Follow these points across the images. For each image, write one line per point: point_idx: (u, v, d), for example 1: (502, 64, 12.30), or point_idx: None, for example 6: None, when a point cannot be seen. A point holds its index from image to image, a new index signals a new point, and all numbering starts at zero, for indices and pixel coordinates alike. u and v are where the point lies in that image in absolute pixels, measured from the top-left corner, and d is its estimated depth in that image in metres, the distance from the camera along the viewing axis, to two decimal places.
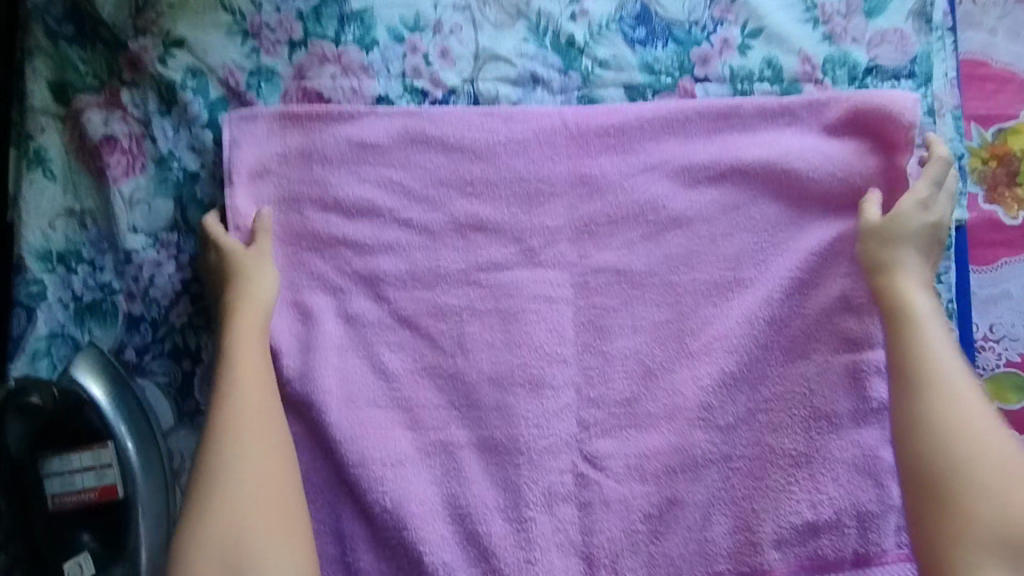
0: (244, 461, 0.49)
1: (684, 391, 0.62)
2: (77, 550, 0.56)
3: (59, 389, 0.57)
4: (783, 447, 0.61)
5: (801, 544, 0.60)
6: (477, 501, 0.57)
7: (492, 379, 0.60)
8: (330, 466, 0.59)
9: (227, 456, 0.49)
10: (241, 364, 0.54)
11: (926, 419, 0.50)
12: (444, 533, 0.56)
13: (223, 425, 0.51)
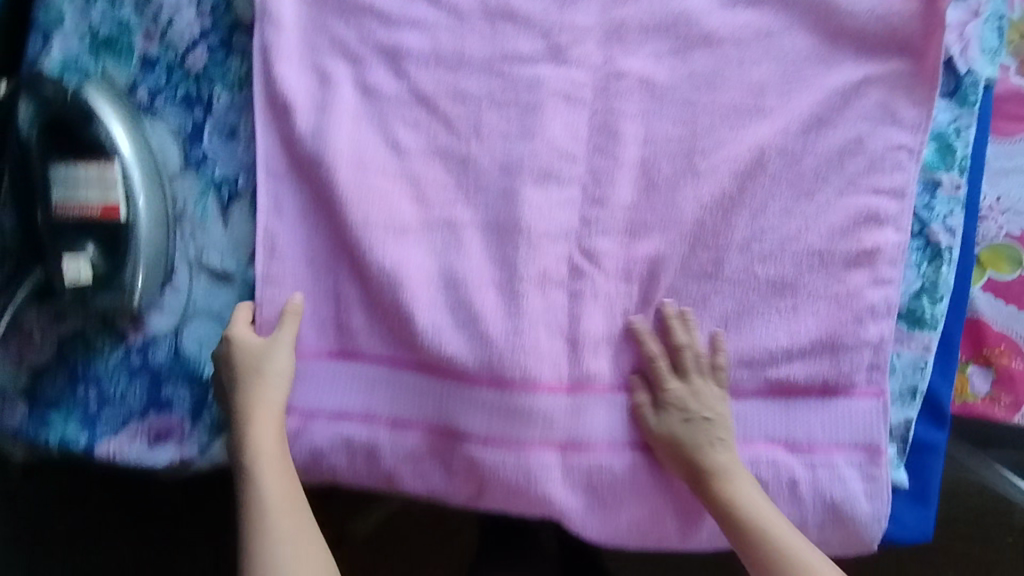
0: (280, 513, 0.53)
1: (690, 208, 0.61)
2: (79, 256, 0.55)
3: (72, 95, 0.56)
4: (767, 276, 0.62)
5: (773, 367, 0.62)
6: (472, 275, 0.58)
7: (502, 166, 0.60)
8: (332, 226, 0.60)
9: (269, 516, 0.53)
10: (263, 411, 0.56)
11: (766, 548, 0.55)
12: (438, 299, 0.58)
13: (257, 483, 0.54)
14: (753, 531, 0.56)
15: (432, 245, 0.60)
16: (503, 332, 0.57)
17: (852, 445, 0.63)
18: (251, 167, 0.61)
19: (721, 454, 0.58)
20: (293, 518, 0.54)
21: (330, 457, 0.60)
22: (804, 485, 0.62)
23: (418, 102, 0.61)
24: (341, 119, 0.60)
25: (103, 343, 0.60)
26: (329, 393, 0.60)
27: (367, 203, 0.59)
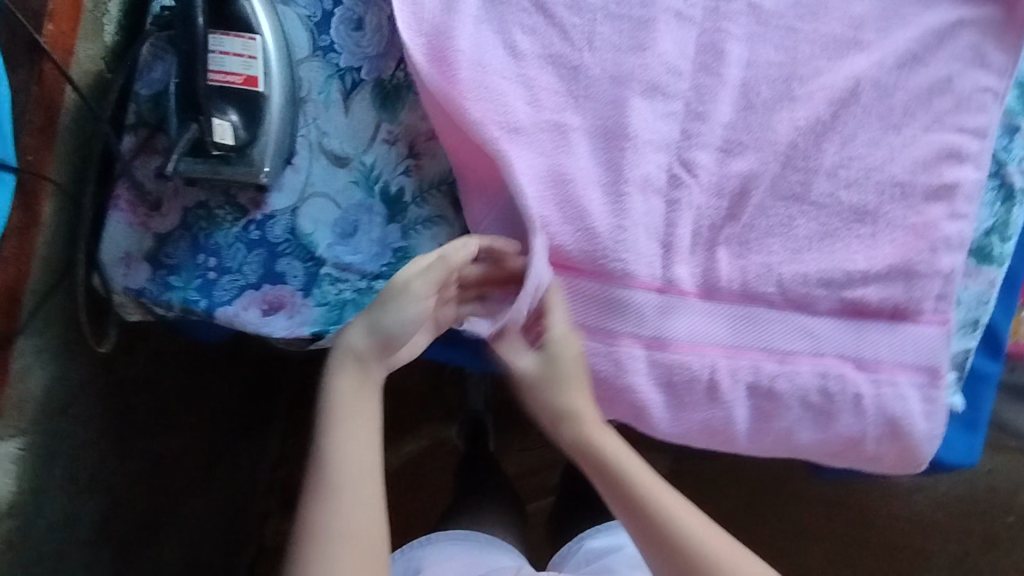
0: (350, 489, 0.56)
1: (784, 129, 0.65)
2: (223, 119, 0.58)
3: None
4: (850, 201, 0.65)
5: (849, 289, 0.65)
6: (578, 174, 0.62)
7: (613, 76, 0.64)
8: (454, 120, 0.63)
9: (335, 484, 0.55)
10: (349, 369, 0.58)
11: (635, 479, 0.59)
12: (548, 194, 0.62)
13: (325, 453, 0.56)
14: (620, 491, 0.60)
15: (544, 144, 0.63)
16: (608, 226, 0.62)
17: (915, 367, 0.66)
18: (374, 58, 0.65)
19: (571, 424, 0.61)
20: (365, 489, 0.56)
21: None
22: (867, 400, 0.65)
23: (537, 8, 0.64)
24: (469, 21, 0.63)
25: (224, 215, 0.64)
26: None
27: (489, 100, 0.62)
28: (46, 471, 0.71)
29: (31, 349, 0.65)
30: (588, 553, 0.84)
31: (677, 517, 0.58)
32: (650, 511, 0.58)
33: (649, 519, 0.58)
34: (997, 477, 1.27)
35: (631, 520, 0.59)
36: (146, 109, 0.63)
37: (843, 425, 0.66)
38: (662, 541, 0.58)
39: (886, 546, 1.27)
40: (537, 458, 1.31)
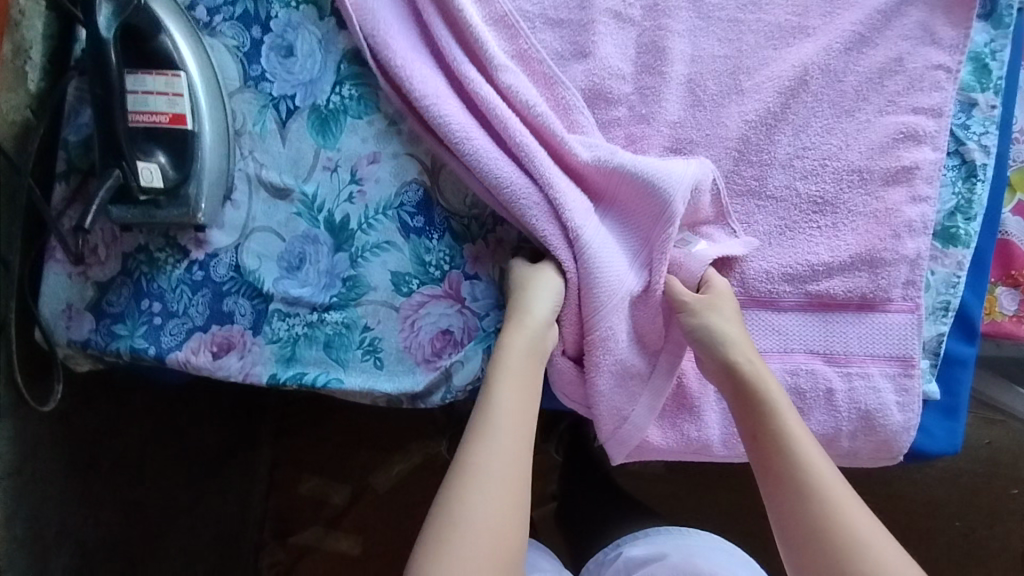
0: (492, 476, 0.52)
1: (733, 123, 0.63)
2: (150, 160, 0.57)
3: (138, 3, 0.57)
4: (808, 192, 0.64)
5: (813, 282, 0.64)
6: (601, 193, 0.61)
7: None
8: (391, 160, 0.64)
9: (480, 470, 0.52)
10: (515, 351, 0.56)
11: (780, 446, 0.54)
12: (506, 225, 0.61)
13: (478, 441, 0.53)
14: (789, 485, 0.53)
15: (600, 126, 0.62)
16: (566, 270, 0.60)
17: (887, 358, 0.64)
18: (308, 84, 0.63)
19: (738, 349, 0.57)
20: (505, 481, 0.52)
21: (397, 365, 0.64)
22: (839, 394, 0.64)
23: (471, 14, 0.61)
24: (467, 27, 0.60)
25: (165, 258, 0.63)
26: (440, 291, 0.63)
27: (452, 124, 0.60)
28: (8, 532, 0.69)
29: None
30: (627, 561, 0.79)
31: (843, 513, 0.51)
32: (811, 514, 0.51)
33: (789, 493, 0.52)
34: (995, 448, 1.27)
35: (786, 517, 0.52)
36: (75, 155, 0.61)
37: (816, 422, 0.64)
38: (802, 527, 0.51)
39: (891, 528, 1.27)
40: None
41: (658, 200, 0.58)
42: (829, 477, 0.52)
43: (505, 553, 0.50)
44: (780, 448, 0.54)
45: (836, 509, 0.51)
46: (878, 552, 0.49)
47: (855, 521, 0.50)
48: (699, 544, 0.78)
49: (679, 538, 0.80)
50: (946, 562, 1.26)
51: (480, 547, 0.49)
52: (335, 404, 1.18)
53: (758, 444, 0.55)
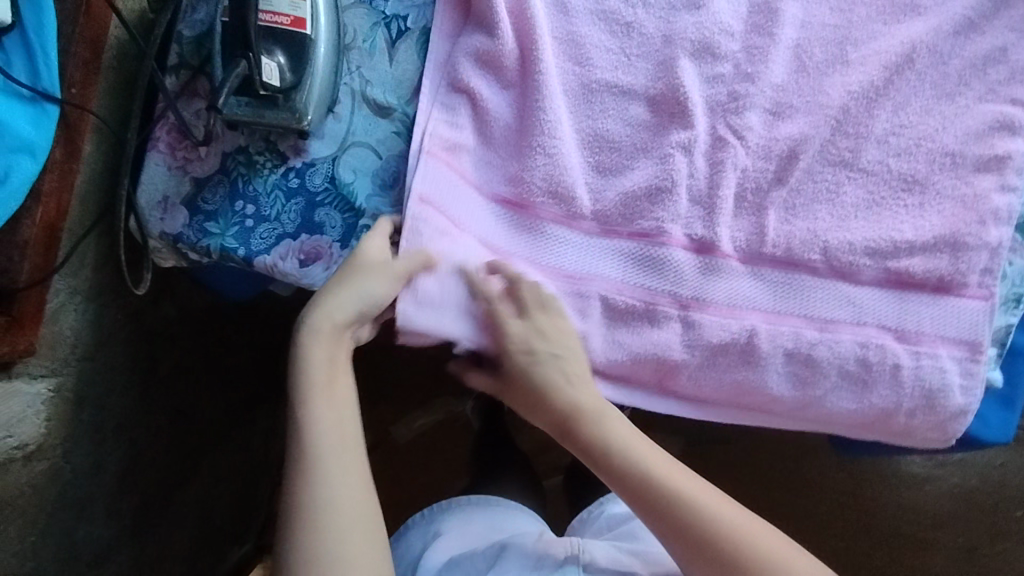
0: (336, 460, 0.56)
1: (834, 92, 0.64)
2: (270, 58, 0.58)
3: None
4: (900, 169, 0.65)
5: (895, 259, 0.64)
6: (630, 185, 0.62)
7: (664, 36, 0.63)
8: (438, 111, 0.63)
9: (323, 460, 0.55)
10: (330, 334, 0.58)
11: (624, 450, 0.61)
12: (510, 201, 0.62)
13: (309, 400, 0.57)
14: (666, 500, 0.59)
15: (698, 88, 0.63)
16: (569, 257, 0.63)
17: (957, 341, 0.64)
18: (421, 8, 0.65)
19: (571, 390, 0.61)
20: (352, 467, 0.56)
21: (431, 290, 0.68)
22: (906, 371, 0.64)
23: None
24: None
25: (264, 162, 0.63)
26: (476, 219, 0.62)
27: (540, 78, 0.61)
28: (74, 415, 0.71)
29: (66, 290, 0.65)
30: (608, 518, 0.79)
31: (702, 507, 0.58)
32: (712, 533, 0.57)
33: (674, 512, 0.58)
34: (1008, 470, 1.29)
35: (673, 526, 0.58)
36: (188, 51, 0.62)
37: (879, 395, 0.64)
38: (709, 552, 0.57)
39: (896, 535, 1.29)
40: (548, 437, 1.31)
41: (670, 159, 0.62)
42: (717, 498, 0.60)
43: (372, 542, 0.55)
44: (629, 460, 0.61)
45: (747, 526, 0.58)
46: (760, 542, 0.57)
47: (723, 510, 0.59)
48: None
49: None
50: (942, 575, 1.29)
51: (342, 521, 0.54)
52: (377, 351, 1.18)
53: (617, 463, 0.61)
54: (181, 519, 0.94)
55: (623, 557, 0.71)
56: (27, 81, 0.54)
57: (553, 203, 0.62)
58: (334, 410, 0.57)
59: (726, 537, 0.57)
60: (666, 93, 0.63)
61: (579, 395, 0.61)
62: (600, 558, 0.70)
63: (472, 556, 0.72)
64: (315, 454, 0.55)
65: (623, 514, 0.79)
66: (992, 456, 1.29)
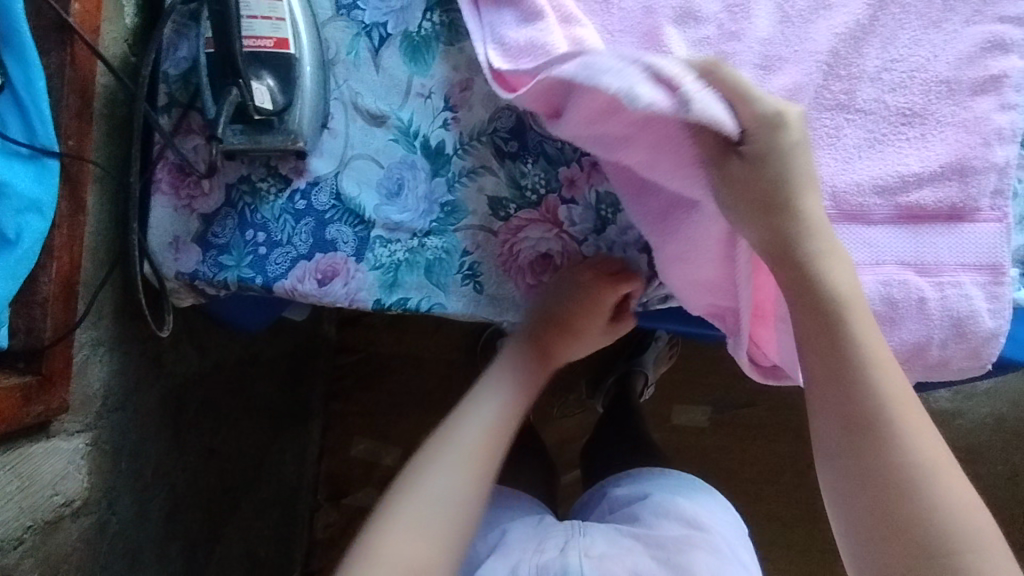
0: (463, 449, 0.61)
1: (822, 37, 0.64)
2: (259, 83, 0.58)
3: None
4: (896, 104, 0.65)
5: (905, 193, 0.63)
6: None
7: (644, 6, 0.63)
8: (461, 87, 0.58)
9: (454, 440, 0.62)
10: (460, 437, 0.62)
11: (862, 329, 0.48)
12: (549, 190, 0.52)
13: (477, 404, 0.65)
14: (868, 407, 0.47)
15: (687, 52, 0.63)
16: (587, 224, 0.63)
17: (977, 267, 0.63)
18: (400, 11, 0.64)
19: (810, 241, 0.49)
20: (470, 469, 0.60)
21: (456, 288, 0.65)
22: (933, 304, 0.63)
23: None
24: None
25: (267, 188, 0.63)
26: None
27: None
28: (113, 467, 0.71)
29: (90, 341, 0.65)
30: (611, 502, 0.80)
31: (916, 439, 0.47)
32: (870, 434, 0.47)
33: (873, 408, 0.47)
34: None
35: (850, 410, 0.48)
36: (176, 89, 0.62)
37: (908, 331, 0.64)
38: (881, 467, 0.47)
39: None
40: (576, 425, 1.31)
41: None
42: (904, 397, 0.48)
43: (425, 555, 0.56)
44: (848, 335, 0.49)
45: (925, 456, 0.46)
46: (923, 455, 0.46)
47: (921, 441, 0.47)
48: (679, 483, 0.77)
49: (664, 482, 0.78)
50: (991, 506, 1.29)
51: (443, 487, 0.59)
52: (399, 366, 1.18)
53: (819, 316, 0.49)
54: (228, 553, 0.95)
55: (625, 538, 0.68)
56: (24, 139, 0.55)
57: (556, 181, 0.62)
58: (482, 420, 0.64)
59: (939, 520, 0.45)
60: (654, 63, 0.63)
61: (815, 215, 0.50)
62: (600, 540, 0.66)
63: (474, 543, 0.71)
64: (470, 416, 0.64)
65: (626, 498, 0.79)
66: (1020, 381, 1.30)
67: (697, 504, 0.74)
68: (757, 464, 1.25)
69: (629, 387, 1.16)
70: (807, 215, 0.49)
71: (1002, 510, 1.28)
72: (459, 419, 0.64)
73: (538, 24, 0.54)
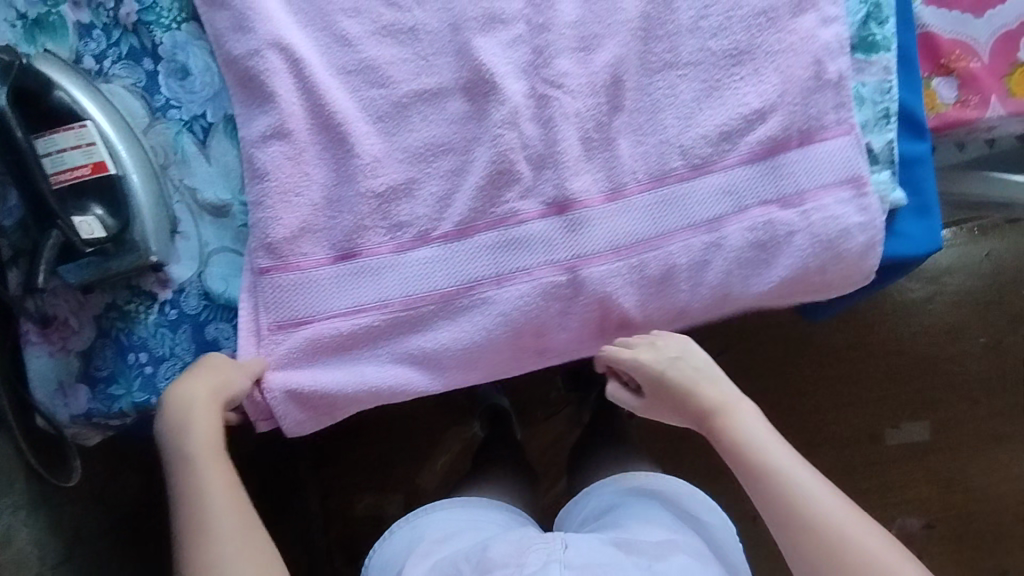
0: (214, 477, 0.58)
1: (630, 5, 0.64)
2: (86, 214, 0.58)
3: (20, 65, 0.57)
4: (721, 47, 0.65)
5: (750, 132, 0.65)
6: (478, 178, 0.63)
7: (451, 24, 0.63)
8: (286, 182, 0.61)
9: (195, 479, 0.58)
10: (185, 465, 0.58)
11: (782, 463, 0.59)
12: (333, 308, 0.63)
13: (187, 466, 0.58)
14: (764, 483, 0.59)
15: (505, 58, 0.63)
16: (438, 269, 0.64)
17: (839, 183, 0.65)
18: (213, 98, 0.63)
19: (750, 420, 0.63)
20: (234, 498, 0.58)
21: (353, 352, 0.65)
22: (800, 234, 0.65)
23: None
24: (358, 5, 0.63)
25: (136, 307, 0.62)
26: (329, 294, 0.63)
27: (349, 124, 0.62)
28: None
29: (8, 508, 0.69)
30: (597, 511, 0.83)
31: (845, 535, 0.55)
32: (823, 546, 0.55)
33: (806, 508, 0.56)
34: (996, 257, 1.35)
35: (757, 485, 0.60)
36: (17, 239, 0.62)
37: (786, 264, 0.65)
38: (815, 542, 0.55)
39: (924, 364, 1.34)
40: (564, 421, 1.31)
41: (492, 139, 0.63)
42: (829, 518, 0.56)
43: None
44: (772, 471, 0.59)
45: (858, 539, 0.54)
46: (845, 530, 0.55)
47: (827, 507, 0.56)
48: (671, 491, 0.82)
49: (650, 490, 0.82)
50: (976, 381, 1.35)
51: (224, 539, 0.55)
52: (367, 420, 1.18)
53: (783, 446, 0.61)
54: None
55: (608, 547, 0.69)
56: None
57: (400, 236, 0.64)
58: (213, 438, 0.59)
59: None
60: (473, 77, 0.63)
61: (707, 393, 0.65)
62: (583, 549, 0.67)
63: (454, 560, 0.69)
64: (183, 456, 0.58)
65: (609, 504, 0.83)
66: (969, 257, 1.35)
67: (679, 511, 0.79)
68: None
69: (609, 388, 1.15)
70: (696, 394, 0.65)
71: (987, 379, 1.35)
72: (196, 493, 0.57)
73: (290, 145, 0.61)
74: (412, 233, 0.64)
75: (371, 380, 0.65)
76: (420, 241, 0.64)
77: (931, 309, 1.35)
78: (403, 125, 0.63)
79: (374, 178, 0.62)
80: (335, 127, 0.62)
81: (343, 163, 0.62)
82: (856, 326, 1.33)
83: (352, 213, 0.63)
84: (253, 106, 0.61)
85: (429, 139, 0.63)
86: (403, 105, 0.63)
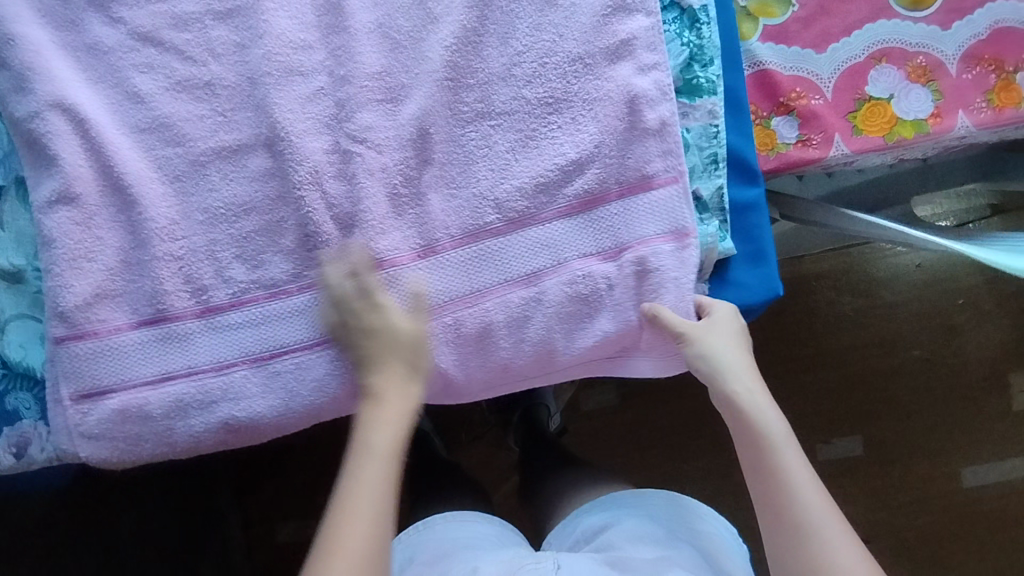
0: (365, 471, 0.56)
1: (437, 54, 0.61)
2: None
3: None
4: (537, 95, 0.62)
5: (568, 184, 0.62)
6: (284, 240, 0.61)
7: (248, 78, 0.60)
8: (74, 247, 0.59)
9: (354, 474, 0.56)
10: (368, 453, 0.57)
11: (786, 477, 0.56)
12: (137, 377, 0.61)
13: (349, 465, 0.56)
14: (777, 497, 0.56)
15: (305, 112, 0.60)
16: (246, 332, 0.61)
17: (662, 232, 0.62)
18: (5, 159, 0.62)
19: (749, 401, 0.59)
20: (377, 497, 0.54)
21: (160, 423, 0.61)
22: (621, 287, 0.62)
23: (153, 38, 0.61)
24: (154, 63, 0.61)
25: None
26: (134, 361, 0.61)
27: (141, 186, 0.60)
28: None
29: None
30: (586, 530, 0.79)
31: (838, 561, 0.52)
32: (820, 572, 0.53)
33: (811, 524, 0.54)
34: (928, 269, 1.30)
35: (765, 498, 0.57)
36: None
37: (610, 320, 0.63)
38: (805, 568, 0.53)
39: (856, 383, 1.28)
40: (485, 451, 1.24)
41: (294, 198, 0.60)
42: (832, 534, 0.54)
43: None
44: (788, 482, 0.56)
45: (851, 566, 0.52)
46: (843, 560, 0.52)
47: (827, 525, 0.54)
48: (663, 506, 0.78)
49: (642, 502, 0.79)
50: (916, 403, 1.28)
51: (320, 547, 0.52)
52: (285, 463, 1.11)
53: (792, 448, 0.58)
54: None
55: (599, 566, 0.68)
56: None
57: (201, 301, 0.61)
58: (387, 436, 0.58)
59: None
60: (272, 133, 0.60)
61: (739, 381, 0.60)
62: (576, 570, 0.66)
63: None
64: (368, 451, 0.57)
65: (599, 522, 0.79)
66: (900, 274, 1.30)
67: (672, 524, 0.75)
68: (672, 431, 1.21)
69: (536, 422, 1.11)
70: (728, 377, 0.61)
71: (927, 399, 1.29)
72: (348, 488, 0.55)
73: (76, 209, 0.59)
74: (217, 295, 0.61)
75: (182, 445, 0.63)
76: (227, 305, 0.61)
77: (864, 328, 1.29)
78: (203, 185, 0.61)
79: (173, 242, 0.60)
80: (125, 189, 0.59)
81: (137, 225, 0.60)
82: (784, 339, 1.28)
83: (149, 277, 0.60)
84: (39, 169, 0.60)
85: (229, 199, 0.61)
86: (202, 164, 0.60)
